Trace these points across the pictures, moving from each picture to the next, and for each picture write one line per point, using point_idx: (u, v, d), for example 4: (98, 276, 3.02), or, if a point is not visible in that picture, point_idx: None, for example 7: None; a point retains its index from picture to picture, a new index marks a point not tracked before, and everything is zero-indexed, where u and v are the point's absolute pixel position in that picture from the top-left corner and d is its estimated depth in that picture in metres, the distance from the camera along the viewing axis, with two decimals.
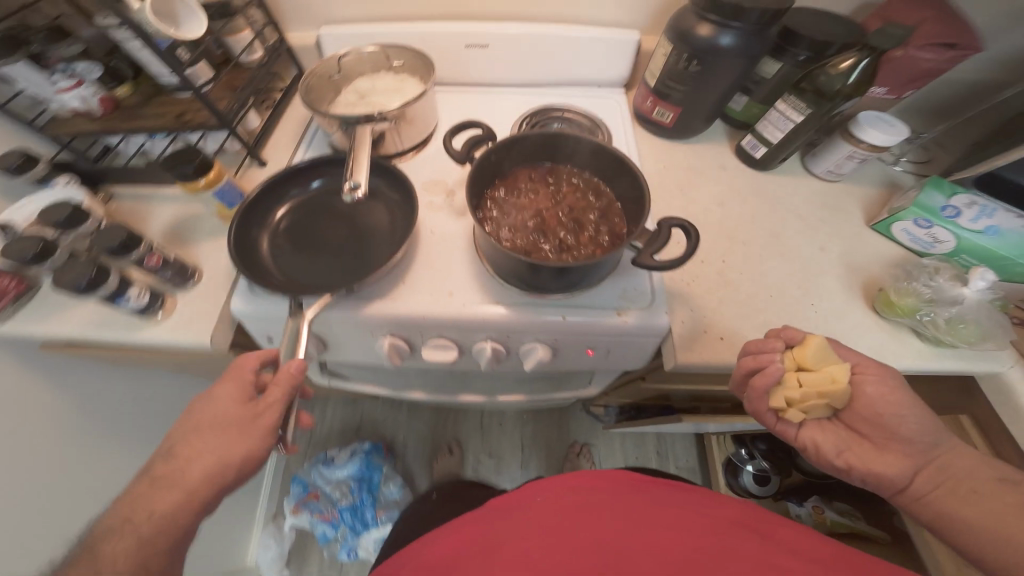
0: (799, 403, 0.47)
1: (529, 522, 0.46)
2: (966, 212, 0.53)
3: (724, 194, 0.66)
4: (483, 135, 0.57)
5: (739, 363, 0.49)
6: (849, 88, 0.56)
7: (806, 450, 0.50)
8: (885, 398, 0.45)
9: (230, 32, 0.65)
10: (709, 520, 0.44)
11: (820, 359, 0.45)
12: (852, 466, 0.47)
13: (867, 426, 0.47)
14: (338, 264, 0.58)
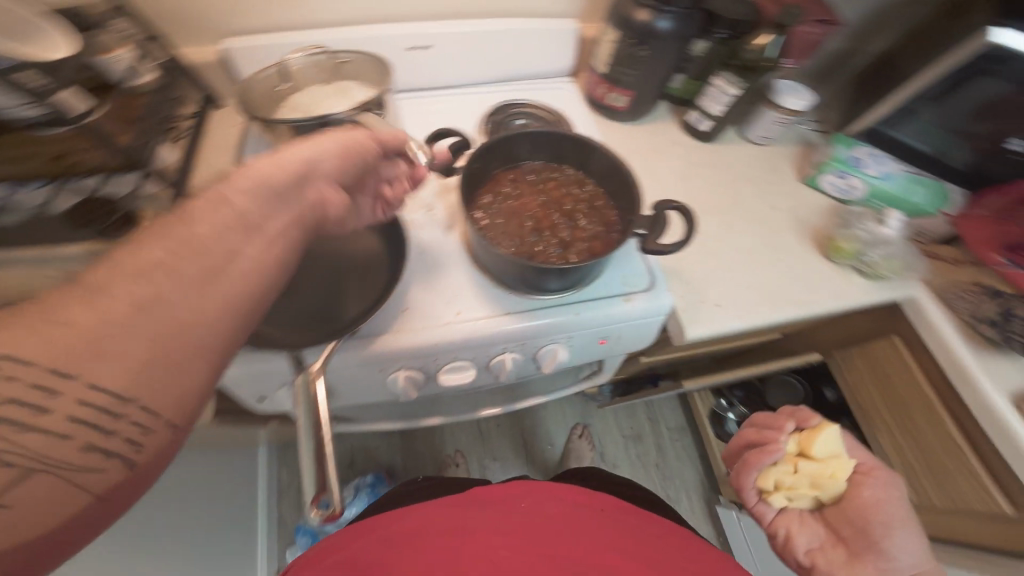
0: (788, 486, 0.56)
1: (509, 519, 0.55)
2: (867, 160, 0.66)
3: (686, 168, 0.71)
4: (461, 144, 0.55)
5: (746, 435, 0.61)
6: (771, 60, 0.63)
7: (779, 536, 0.56)
8: (874, 505, 0.52)
9: (103, 50, 0.51)
10: (677, 546, 0.55)
11: (821, 450, 0.55)
12: (816, 565, 0.52)
13: (846, 529, 0.53)
14: (320, 310, 0.51)
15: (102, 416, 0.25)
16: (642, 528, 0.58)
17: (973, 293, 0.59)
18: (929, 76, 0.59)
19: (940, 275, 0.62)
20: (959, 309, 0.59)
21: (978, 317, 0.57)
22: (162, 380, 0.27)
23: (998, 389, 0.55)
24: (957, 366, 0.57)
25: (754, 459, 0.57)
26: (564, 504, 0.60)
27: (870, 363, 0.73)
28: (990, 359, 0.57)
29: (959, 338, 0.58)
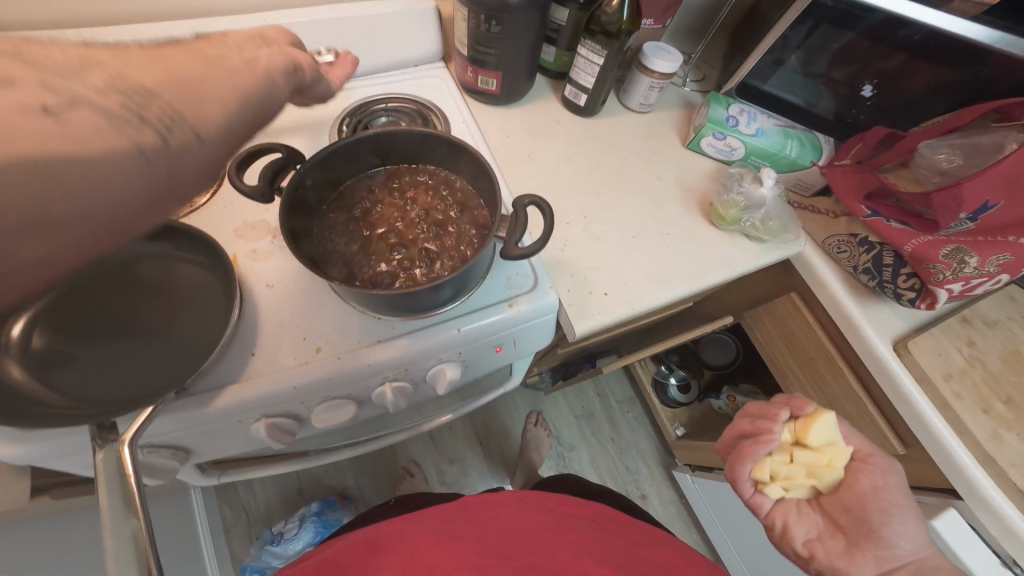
0: (784, 476, 0.54)
1: (502, 533, 0.52)
2: (742, 119, 0.65)
3: (568, 148, 0.68)
4: (282, 158, 0.45)
5: (737, 424, 0.57)
6: (627, 22, 0.57)
7: (778, 525, 0.55)
8: (873, 494, 0.51)
9: None
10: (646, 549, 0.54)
11: (819, 438, 0.52)
12: (813, 555, 0.52)
13: (844, 517, 0.52)
14: (136, 370, 0.44)
15: (131, 101, 0.24)
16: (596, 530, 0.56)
17: (848, 242, 0.59)
18: (784, 21, 0.58)
19: (819, 229, 0.63)
20: (841, 262, 0.60)
21: (856, 268, 0.58)
22: (203, 101, 0.27)
23: (878, 334, 0.56)
24: (844, 317, 0.58)
25: (748, 454, 0.53)
26: (547, 514, 0.58)
27: (775, 322, 0.72)
28: (869, 304, 0.58)
29: (843, 288, 0.59)
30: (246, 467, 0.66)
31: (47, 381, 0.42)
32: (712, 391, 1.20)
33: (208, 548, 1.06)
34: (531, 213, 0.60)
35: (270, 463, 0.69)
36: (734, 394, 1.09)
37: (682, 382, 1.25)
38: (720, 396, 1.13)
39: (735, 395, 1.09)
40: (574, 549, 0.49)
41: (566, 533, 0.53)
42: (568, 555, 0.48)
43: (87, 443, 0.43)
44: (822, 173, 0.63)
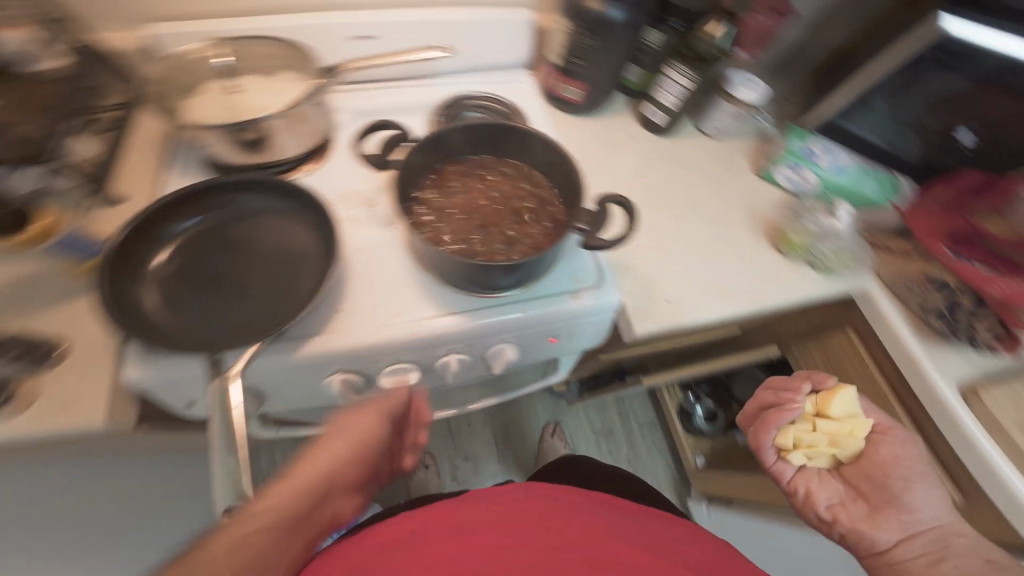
0: (807, 445, 0.54)
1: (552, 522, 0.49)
2: (821, 153, 0.66)
3: (639, 162, 0.70)
4: (398, 135, 0.53)
5: (759, 396, 0.58)
6: (723, 51, 0.65)
7: (800, 493, 0.54)
8: (893, 462, 0.51)
9: None
10: (664, 540, 0.49)
11: (842, 409, 0.52)
12: (837, 518, 0.51)
13: (865, 484, 0.52)
14: (243, 316, 0.49)
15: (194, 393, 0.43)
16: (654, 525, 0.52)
17: (920, 284, 0.59)
18: (880, 68, 0.59)
19: (890, 268, 0.62)
20: (910, 302, 0.59)
21: (927, 310, 0.57)
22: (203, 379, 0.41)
23: (946, 379, 0.55)
24: (905, 357, 0.57)
25: (773, 424, 0.55)
26: (598, 501, 0.54)
27: (826, 357, 0.71)
28: (937, 349, 0.57)
29: (908, 329, 0.58)
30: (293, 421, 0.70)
31: (173, 312, 0.48)
32: (740, 424, 1.17)
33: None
34: (612, 207, 0.59)
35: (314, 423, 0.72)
36: None
37: (708, 413, 1.21)
38: (745, 430, 1.14)
39: None
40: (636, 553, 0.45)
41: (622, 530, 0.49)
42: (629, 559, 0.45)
43: (198, 376, 0.47)
44: (904, 213, 0.63)
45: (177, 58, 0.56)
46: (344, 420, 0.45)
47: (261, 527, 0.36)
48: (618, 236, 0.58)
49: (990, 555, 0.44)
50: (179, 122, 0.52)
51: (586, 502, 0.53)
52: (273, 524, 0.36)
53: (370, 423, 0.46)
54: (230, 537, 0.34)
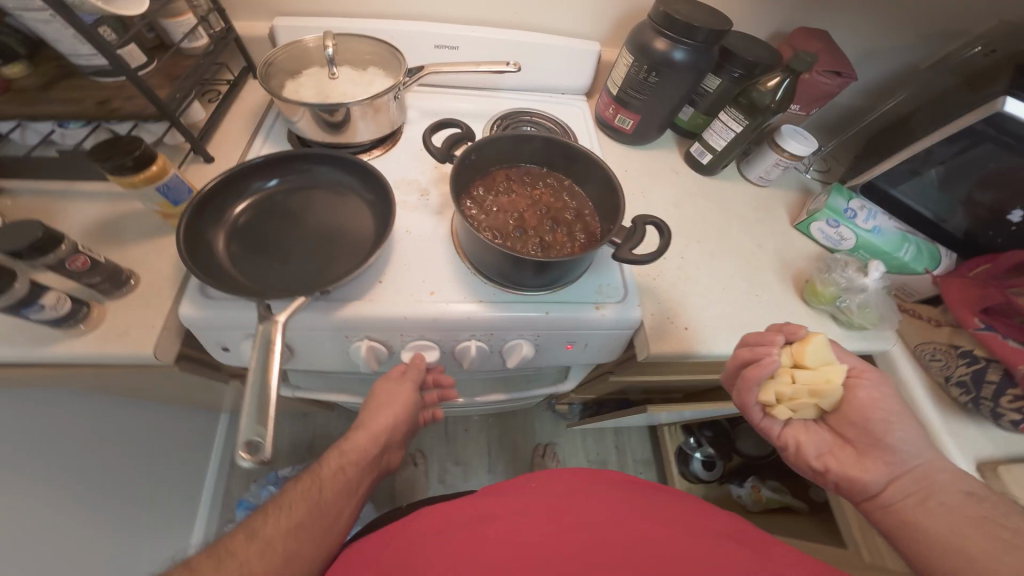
0: (790, 398, 0.49)
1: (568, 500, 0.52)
2: (861, 213, 0.66)
3: (677, 196, 0.73)
4: (461, 134, 0.58)
5: (735, 354, 0.52)
6: (777, 105, 0.63)
7: (786, 446, 0.52)
8: (872, 404, 0.48)
9: (171, 14, 0.58)
10: (676, 506, 0.53)
11: (817, 359, 0.49)
12: (830, 468, 0.49)
13: (850, 429, 0.49)
14: (295, 270, 0.54)
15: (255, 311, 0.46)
16: (672, 505, 0.54)
17: (945, 351, 0.59)
18: (928, 141, 0.60)
19: (915, 333, 0.63)
20: (932, 369, 0.59)
21: (948, 378, 0.57)
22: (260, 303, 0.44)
23: (961, 451, 0.54)
24: (922, 423, 0.57)
25: (753, 379, 0.49)
26: (614, 492, 0.56)
27: None
28: (955, 420, 0.57)
29: (925, 395, 0.59)
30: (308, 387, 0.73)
31: (237, 258, 0.53)
32: (736, 477, 1.15)
33: (213, 465, 1.14)
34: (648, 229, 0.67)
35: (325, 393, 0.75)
36: (760, 486, 1.08)
37: (706, 459, 1.18)
38: (743, 483, 1.12)
39: (761, 487, 1.08)
40: (651, 527, 0.47)
41: (638, 510, 0.51)
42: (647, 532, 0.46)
43: (250, 321, 0.52)
44: (936, 280, 0.63)
45: (299, 45, 0.64)
46: (382, 387, 0.58)
47: (347, 469, 0.51)
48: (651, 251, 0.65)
49: (969, 488, 0.42)
50: (278, 95, 0.58)
51: (603, 478, 0.59)
52: (355, 467, 0.52)
53: (406, 392, 0.57)
54: (333, 469, 0.50)
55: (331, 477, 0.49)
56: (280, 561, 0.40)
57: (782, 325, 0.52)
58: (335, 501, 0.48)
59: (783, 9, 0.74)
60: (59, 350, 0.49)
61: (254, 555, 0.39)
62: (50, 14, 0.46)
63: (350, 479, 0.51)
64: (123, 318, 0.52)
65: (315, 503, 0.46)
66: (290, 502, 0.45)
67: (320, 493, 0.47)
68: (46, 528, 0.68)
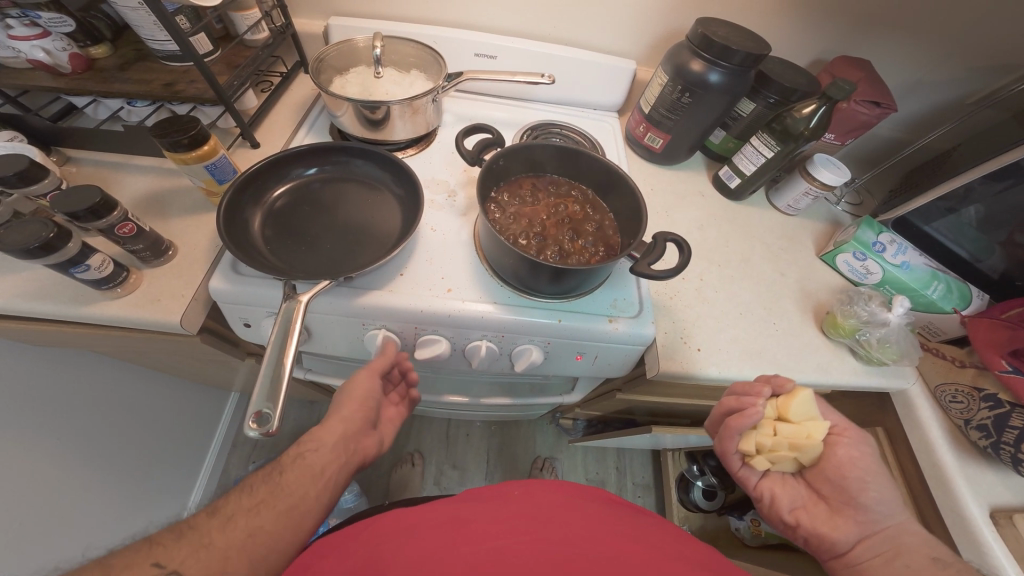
0: (770, 449, 0.53)
1: (557, 510, 0.52)
2: (890, 248, 0.65)
3: (702, 218, 0.73)
4: (491, 139, 0.60)
5: (722, 401, 0.53)
6: (811, 132, 0.62)
7: (764, 496, 0.56)
8: (849, 462, 0.51)
9: (240, 8, 0.62)
10: (658, 534, 0.52)
11: (801, 412, 0.50)
12: (800, 523, 0.53)
13: (827, 488, 0.53)
14: (322, 256, 0.56)
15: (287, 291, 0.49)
16: (655, 528, 0.53)
17: (968, 394, 0.56)
18: (968, 176, 0.58)
19: (936, 373, 0.60)
20: (952, 411, 0.57)
21: (968, 421, 0.55)
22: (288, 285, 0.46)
23: (974, 495, 0.53)
24: (935, 466, 0.56)
25: (735, 428, 0.51)
26: (607, 511, 0.55)
27: None
28: (972, 464, 0.55)
29: (941, 437, 0.57)
30: (328, 375, 0.75)
31: (269, 238, 0.56)
32: (735, 509, 1.11)
33: (216, 444, 1.15)
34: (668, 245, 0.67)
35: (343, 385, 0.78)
36: (759, 520, 1.03)
37: (708, 488, 1.15)
38: (742, 517, 1.07)
39: (760, 521, 1.03)
40: (634, 546, 0.47)
41: (622, 529, 0.50)
42: (629, 549, 0.46)
43: (275, 300, 0.54)
44: (964, 321, 0.61)
45: (349, 43, 0.67)
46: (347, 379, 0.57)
47: (308, 456, 0.50)
48: (668, 267, 0.65)
49: (936, 553, 0.45)
50: (326, 89, 0.61)
51: (585, 495, 0.59)
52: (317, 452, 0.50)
53: (366, 382, 0.56)
54: (296, 456, 0.49)
55: (295, 462, 0.49)
56: (240, 536, 0.41)
57: (768, 377, 0.53)
58: (296, 485, 0.47)
59: (824, 39, 0.74)
60: (95, 308, 0.52)
61: (215, 529, 0.41)
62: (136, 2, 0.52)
63: (315, 465, 0.49)
64: (158, 286, 0.54)
65: (275, 486, 0.46)
66: (251, 485, 0.46)
67: (284, 474, 0.47)
68: (40, 484, 0.67)
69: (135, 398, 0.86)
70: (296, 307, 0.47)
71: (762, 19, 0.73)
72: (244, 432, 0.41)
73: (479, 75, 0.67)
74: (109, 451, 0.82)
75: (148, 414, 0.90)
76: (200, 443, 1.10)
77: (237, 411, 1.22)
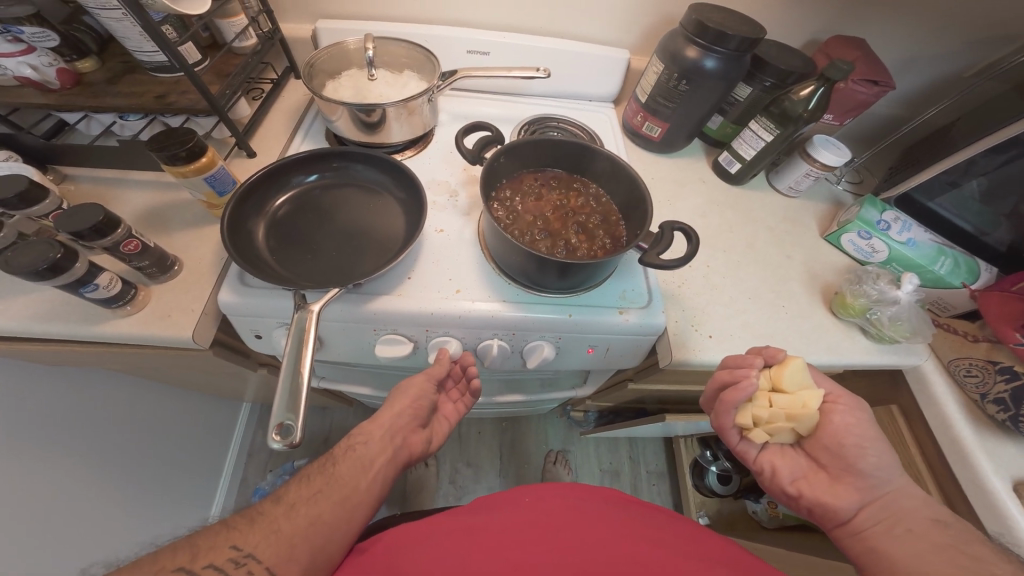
0: (766, 422, 0.53)
1: (576, 510, 0.54)
2: (895, 225, 0.65)
3: (704, 204, 0.73)
4: (491, 136, 0.58)
5: (717, 376, 0.54)
6: (810, 114, 0.62)
7: (765, 470, 0.57)
8: (846, 429, 0.51)
9: (226, 15, 0.61)
10: (671, 530, 0.53)
11: (794, 382, 0.51)
12: (803, 492, 0.54)
13: (825, 456, 0.53)
14: (326, 262, 0.56)
15: (300, 299, 0.49)
16: (669, 524, 0.55)
17: (982, 367, 0.57)
18: (975, 147, 0.58)
19: (949, 348, 0.61)
20: (967, 385, 0.58)
21: (984, 395, 0.56)
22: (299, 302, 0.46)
23: (996, 468, 0.54)
24: (953, 441, 0.57)
25: (731, 402, 0.52)
26: (626, 511, 0.56)
27: None
28: (989, 436, 0.56)
29: (958, 412, 0.58)
30: (337, 380, 0.75)
31: (272, 248, 0.55)
32: (751, 492, 1.13)
33: (231, 456, 1.16)
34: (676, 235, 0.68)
35: (354, 389, 0.78)
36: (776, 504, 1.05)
37: (722, 472, 1.17)
38: (759, 500, 1.10)
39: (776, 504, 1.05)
40: (655, 544, 0.48)
41: (641, 529, 0.51)
42: (649, 547, 0.47)
43: (284, 309, 0.54)
44: (974, 293, 0.60)
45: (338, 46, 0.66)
46: (400, 384, 0.60)
47: (360, 448, 0.52)
48: (679, 256, 0.66)
49: (924, 508, 0.46)
50: (320, 94, 0.60)
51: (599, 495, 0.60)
52: (370, 442, 0.53)
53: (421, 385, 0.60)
54: (347, 449, 0.52)
55: (346, 454, 0.51)
56: (304, 523, 0.42)
57: (763, 353, 0.53)
58: (349, 474, 0.49)
59: (818, 18, 0.74)
60: (106, 327, 0.51)
61: (282, 517, 0.41)
62: (121, 13, 0.50)
63: (367, 458, 0.51)
64: (167, 302, 0.54)
65: (330, 476, 0.48)
66: (308, 476, 0.47)
67: (343, 459, 0.50)
68: (58, 503, 0.66)
69: (147, 414, 0.86)
70: (309, 314, 0.47)
71: (755, 3, 0.73)
72: (269, 444, 0.42)
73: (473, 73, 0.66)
74: (124, 467, 0.81)
75: (160, 429, 0.90)
76: (214, 455, 1.09)
77: (248, 422, 1.22)
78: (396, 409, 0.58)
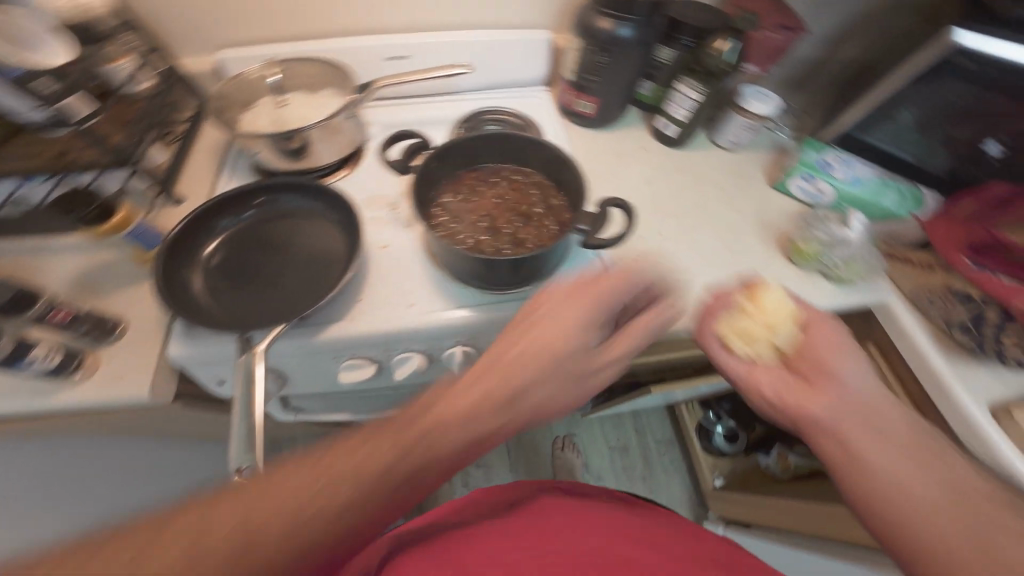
0: (746, 331, 0.51)
1: (570, 516, 0.53)
2: (837, 165, 0.64)
3: (650, 173, 0.72)
4: (420, 143, 0.58)
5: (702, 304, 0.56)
6: (730, 65, 0.62)
7: (740, 377, 0.51)
8: (820, 341, 0.49)
9: (106, 60, 0.56)
10: (636, 525, 0.53)
11: (770, 301, 0.52)
12: (784, 406, 0.48)
13: (803, 365, 0.49)
14: (270, 299, 0.54)
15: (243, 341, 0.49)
16: (660, 528, 0.54)
17: (943, 296, 0.57)
18: (902, 74, 0.56)
19: (909, 280, 0.60)
20: (932, 316, 0.57)
21: (949, 324, 0.56)
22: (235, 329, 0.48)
23: (971, 394, 0.54)
24: (930, 373, 0.56)
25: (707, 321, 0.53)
26: (618, 514, 0.56)
27: None
28: (960, 363, 0.56)
29: (930, 343, 0.57)
30: (317, 412, 0.74)
31: (214, 295, 0.54)
32: (759, 447, 1.14)
33: None
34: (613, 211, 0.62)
35: (339, 416, 0.77)
36: (786, 453, 1.02)
37: (728, 432, 1.20)
38: (770, 453, 1.09)
39: (787, 454, 1.02)
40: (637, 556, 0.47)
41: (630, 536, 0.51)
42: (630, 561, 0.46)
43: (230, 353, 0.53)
44: (923, 223, 0.60)
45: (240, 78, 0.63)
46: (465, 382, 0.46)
47: None
48: (616, 235, 0.60)
49: None
50: (235, 132, 0.59)
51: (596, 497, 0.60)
52: (413, 439, 0.42)
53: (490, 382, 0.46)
54: None
55: None
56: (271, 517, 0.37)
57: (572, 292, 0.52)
58: None
59: None
60: (56, 402, 0.50)
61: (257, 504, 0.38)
62: None
63: None
64: (117, 364, 0.53)
65: None
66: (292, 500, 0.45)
67: (371, 450, 0.41)
68: None
69: None
70: (257, 355, 0.47)
71: None
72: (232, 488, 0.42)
73: (388, 81, 0.64)
74: None
75: None
76: None
77: None
78: (459, 407, 0.44)
